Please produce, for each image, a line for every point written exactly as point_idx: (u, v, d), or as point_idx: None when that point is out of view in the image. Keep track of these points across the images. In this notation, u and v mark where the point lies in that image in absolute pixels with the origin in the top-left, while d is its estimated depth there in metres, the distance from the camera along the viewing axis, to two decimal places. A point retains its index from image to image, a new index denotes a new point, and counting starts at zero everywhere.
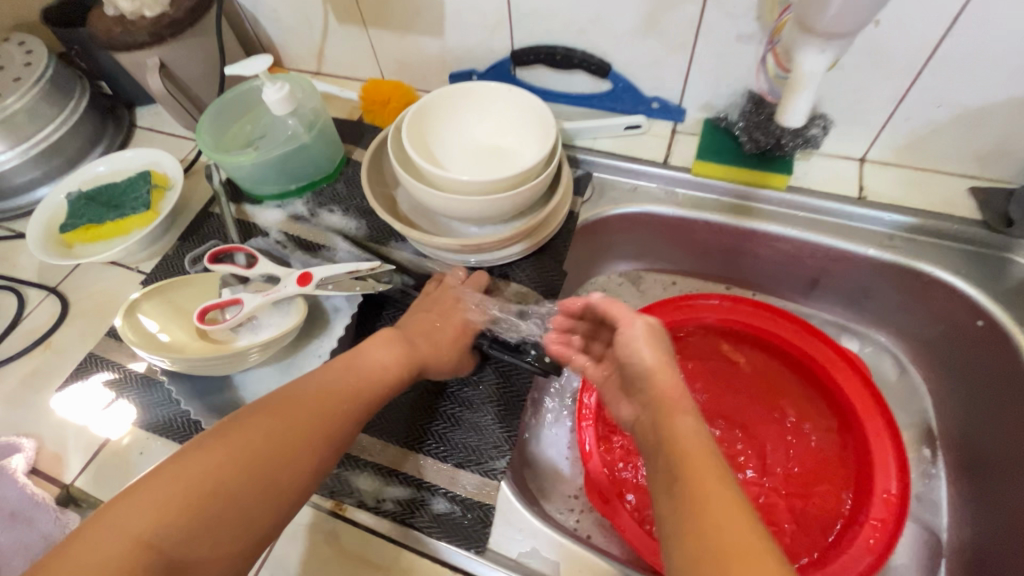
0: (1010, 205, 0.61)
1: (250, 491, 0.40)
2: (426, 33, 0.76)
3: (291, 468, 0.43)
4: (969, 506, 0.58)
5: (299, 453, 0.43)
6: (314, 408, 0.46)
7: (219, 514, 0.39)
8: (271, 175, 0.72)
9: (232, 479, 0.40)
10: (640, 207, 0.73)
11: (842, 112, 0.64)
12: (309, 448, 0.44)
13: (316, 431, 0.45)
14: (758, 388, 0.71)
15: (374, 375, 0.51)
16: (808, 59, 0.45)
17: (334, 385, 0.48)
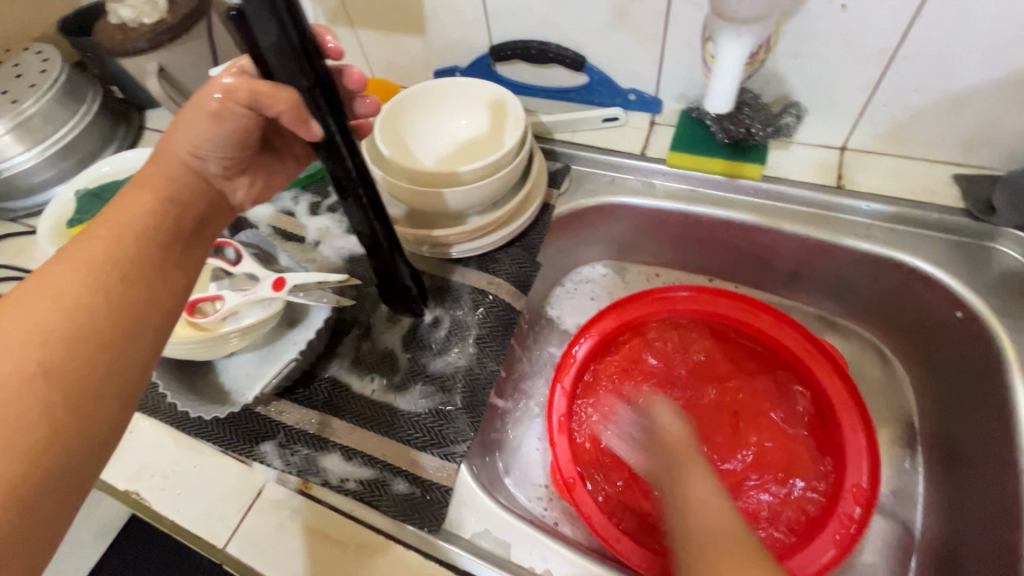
0: (992, 192, 0.59)
1: (43, 371, 0.34)
2: (409, 31, 0.79)
3: (88, 316, 0.37)
4: (943, 501, 0.57)
5: (83, 278, 0.37)
6: (62, 270, 0.37)
7: (43, 390, 0.33)
8: None
9: (24, 364, 0.33)
10: (616, 198, 0.73)
11: (818, 100, 0.63)
12: (96, 266, 0.38)
13: (99, 272, 0.38)
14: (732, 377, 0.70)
15: (134, 213, 0.42)
16: (726, 46, 0.46)
17: (119, 214, 0.42)
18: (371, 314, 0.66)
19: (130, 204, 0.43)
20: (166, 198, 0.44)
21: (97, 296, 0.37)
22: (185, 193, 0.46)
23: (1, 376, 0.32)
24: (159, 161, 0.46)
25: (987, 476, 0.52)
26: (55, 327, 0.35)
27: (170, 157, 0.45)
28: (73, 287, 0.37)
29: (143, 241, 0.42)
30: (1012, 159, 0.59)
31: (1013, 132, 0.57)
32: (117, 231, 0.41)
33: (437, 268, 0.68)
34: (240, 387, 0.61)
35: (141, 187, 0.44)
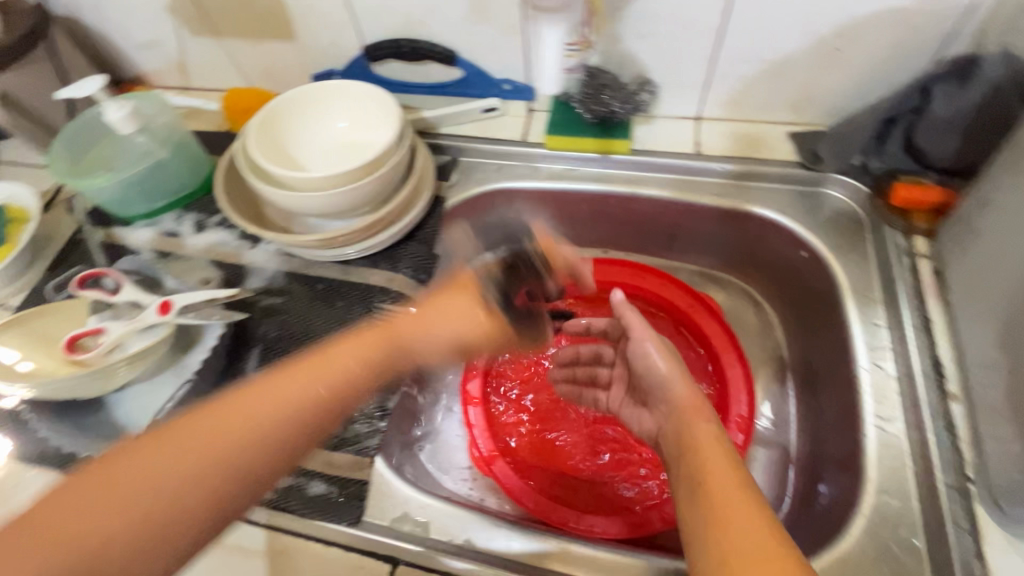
0: (818, 144, 0.67)
1: (172, 502, 0.37)
2: (279, 38, 0.78)
3: (258, 457, 0.40)
4: (808, 418, 0.64)
5: (277, 421, 0.41)
6: (252, 421, 0.40)
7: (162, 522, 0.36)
8: (133, 195, 0.72)
9: (153, 503, 0.36)
10: (504, 183, 0.76)
11: (667, 77, 0.69)
12: (300, 415, 0.42)
13: (279, 450, 0.41)
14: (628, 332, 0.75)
15: (336, 371, 0.45)
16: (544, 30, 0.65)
17: (287, 378, 0.43)
18: (271, 327, 0.65)
19: (312, 369, 0.44)
20: (327, 374, 0.45)
21: (278, 426, 0.41)
22: (338, 384, 0.45)
23: (97, 531, 0.34)
24: (366, 336, 0.49)
25: (837, 388, 0.59)
26: (191, 470, 0.38)
27: (389, 340, 0.50)
28: (254, 438, 0.40)
29: (327, 388, 0.44)
30: (832, 115, 0.68)
31: (827, 90, 0.66)
32: (313, 386, 0.44)
33: (336, 272, 0.69)
34: (134, 418, 0.59)
35: (302, 379, 0.44)
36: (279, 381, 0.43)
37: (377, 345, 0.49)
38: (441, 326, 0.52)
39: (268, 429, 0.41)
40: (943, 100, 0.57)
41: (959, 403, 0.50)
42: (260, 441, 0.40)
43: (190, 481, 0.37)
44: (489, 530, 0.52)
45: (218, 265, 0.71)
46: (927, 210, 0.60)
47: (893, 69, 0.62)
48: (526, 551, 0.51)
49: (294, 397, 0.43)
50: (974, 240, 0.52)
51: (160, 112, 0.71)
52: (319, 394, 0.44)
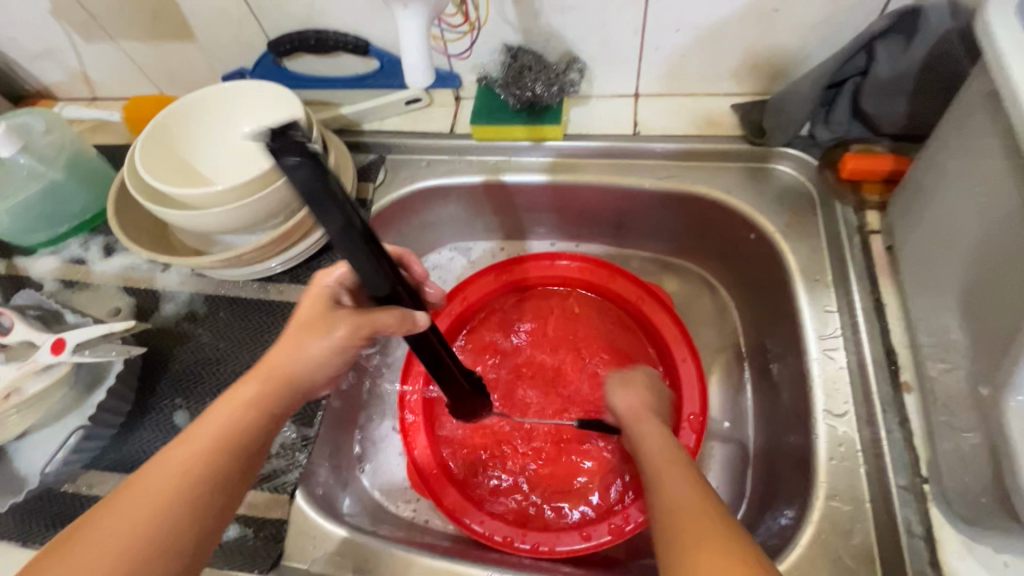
0: (762, 115, 0.62)
1: None
2: (178, 37, 0.71)
3: (177, 523, 0.35)
4: (764, 412, 0.60)
5: (192, 473, 0.36)
6: (151, 500, 0.35)
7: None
8: (29, 223, 0.66)
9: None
10: (433, 179, 0.70)
11: (596, 52, 0.64)
12: (225, 454, 0.38)
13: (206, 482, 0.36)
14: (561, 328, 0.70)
15: (226, 426, 0.39)
16: (399, 18, 0.50)
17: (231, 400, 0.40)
18: (184, 357, 0.61)
19: (220, 416, 0.39)
20: (273, 392, 0.41)
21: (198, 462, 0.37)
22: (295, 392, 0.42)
23: None
24: (262, 371, 0.42)
25: (788, 380, 0.55)
26: (112, 563, 0.32)
27: (275, 371, 0.42)
28: (163, 486, 0.35)
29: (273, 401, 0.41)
30: (777, 82, 0.63)
31: (770, 56, 0.60)
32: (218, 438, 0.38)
33: (253, 292, 0.64)
34: (32, 468, 0.54)
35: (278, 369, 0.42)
36: (217, 413, 0.39)
37: (256, 384, 0.41)
38: (311, 347, 0.42)
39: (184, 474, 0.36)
40: (888, 60, 0.51)
41: (913, 395, 0.46)
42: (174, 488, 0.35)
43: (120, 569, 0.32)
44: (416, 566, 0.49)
45: (129, 292, 0.65)
46: (879, 180, 0.56)
47: (838, 28, 0.56)
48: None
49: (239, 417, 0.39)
50: (925, 214, 0.47)
51: (50, 131, 0.65)
52: (259, 413, 0.40)
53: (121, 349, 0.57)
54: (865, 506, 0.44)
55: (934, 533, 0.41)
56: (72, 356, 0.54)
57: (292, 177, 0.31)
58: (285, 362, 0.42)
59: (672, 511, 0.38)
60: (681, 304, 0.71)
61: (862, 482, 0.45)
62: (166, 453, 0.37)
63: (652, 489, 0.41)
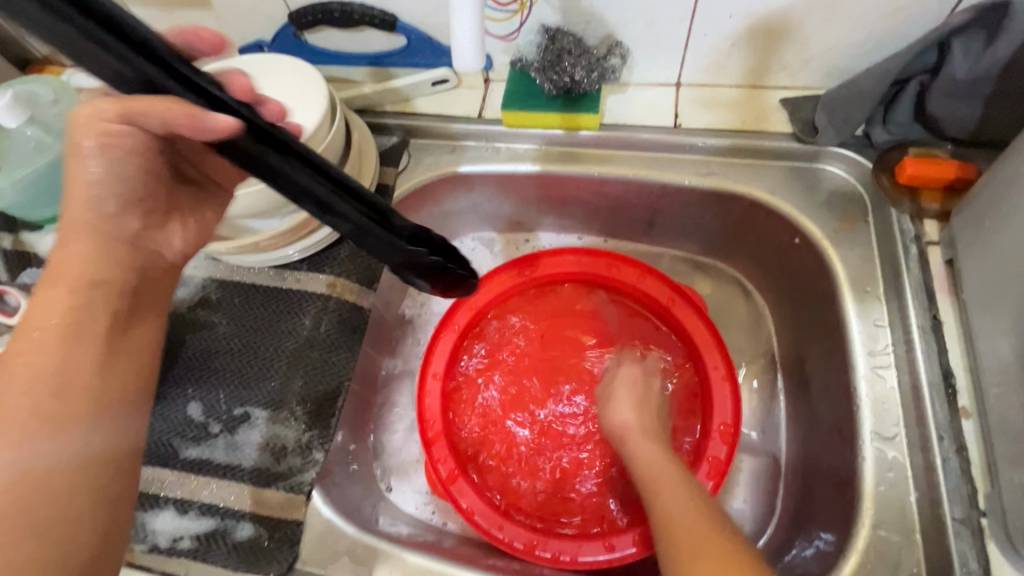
0: (815, 112, 0.58)
1: (15, 503, 0.36)
2: (193, 5, 0.67)
3: (21, 476, 0.36)
4: (799, 423, 0.58)
5: (27, 429, 0.37)
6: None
7: (43, 557, 0.36)
8: (36, 198, 0.63)
9: (26, 556, 0.35)
10: (459, 166, 0.67)
11: (639, 38, 0.60)
12: (39, 407, 0.38)
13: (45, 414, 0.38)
14: (570, 323, 0.68)
15: (56, 371, 0.39)
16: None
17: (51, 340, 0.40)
18: (194, 345, 0.58)
19: (49, 361, 0.39)
20: (76, 305, 0.41)
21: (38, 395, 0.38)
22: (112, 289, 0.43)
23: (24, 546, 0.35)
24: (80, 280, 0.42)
25: (830, 394, 0.53)
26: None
27: (90, 281, 0.41)
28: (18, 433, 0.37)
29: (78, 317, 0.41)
30: (832, 76, 0.59)
31: (828, 48, 0.56)
32: (59, 387, 0.39)
33: (268, 278, 0.61)
34: None
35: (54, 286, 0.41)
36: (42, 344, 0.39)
37: (65, 292, 0.41)
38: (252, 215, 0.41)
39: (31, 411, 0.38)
40: (965, 61, 0.47)
41: (972, 421, 0.43)
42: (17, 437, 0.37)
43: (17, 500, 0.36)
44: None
45: None
46: (940, 186, 0.52)
47: (908, 20, 0.52)
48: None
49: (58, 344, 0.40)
50: (994, 231, 0.44)
51: (58, 101, 0.62)
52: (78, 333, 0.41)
53: None
54: (913, 536, 0.42)
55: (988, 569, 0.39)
56: None
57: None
58: (256, 285, 0.41)
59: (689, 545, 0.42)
60: (714, 308, 0.68)
61: (910, 511, 0.43)
62: (37, 413, 0.38)
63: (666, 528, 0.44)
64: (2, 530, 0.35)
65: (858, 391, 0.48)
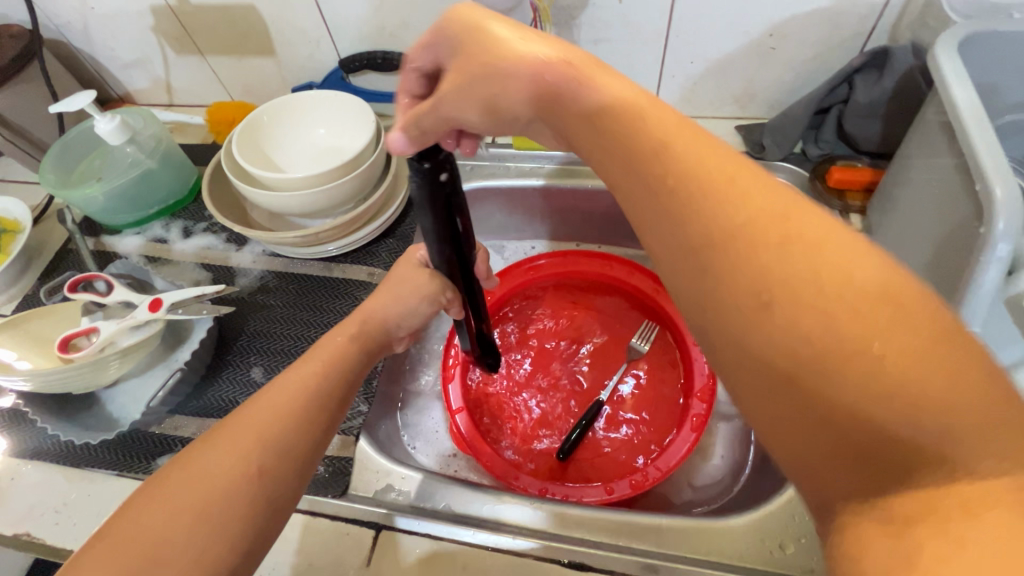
0: (762, 135, 0.73)
1: (259, 470, 0.41)
2: (260, 54, 0.82)
3: (286, 431, 0.44)
4: None
5: (294, 401, 0.46)
6: (269, 414, 0.44)
7: (247, 493, 0.40)
8: (122, 204, 0.75)
9: (223, 482, 0.40)
10: (476, 182, 0.81)
11: (621, 78, 0.75)
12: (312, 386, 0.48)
13: (303, 419, 0.45)
14: (573, 318, 0.80)
15: (329, 362, 0.51)
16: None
17: (312, 360, 0.50)
18: (256, 323, 0.69)
19: (320, 357, 0.51)
20: (357, 339, 0.54)
21: (309, 399, 0.47)
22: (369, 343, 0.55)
23: (165, 515, 0.38)
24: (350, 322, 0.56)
25: None
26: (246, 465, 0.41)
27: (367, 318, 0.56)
28: (267, 425, 0.44)
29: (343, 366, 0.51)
30: (773, 109, 0.74)
31: (768, 86, 0.72)
32: (321, 371, 0.50)
33: (318, 269, 0.73)
34: (128, 411, 0.61)
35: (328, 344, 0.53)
36: (308, 365, 0.50)
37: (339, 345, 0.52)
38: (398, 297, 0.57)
39: (301, 405, 0.46)
40: (867, 91, 0.63)
41: None
42: (272, 429, 0.44)
43: (259, 474, 0.41)
44: (466, 504, 0.55)
45: (207, 267, 0.74)
46: (860, 189, 0.66)
47: (825, 63, 0.68)
48: (498, 514, 0.54)
49: (324, 364, 0.50)
50: (895, 214, 0.58)
51: (149, 126, 0.75)
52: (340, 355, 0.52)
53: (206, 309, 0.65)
54: None
55: None
56: (164, 315, 0.62)
57: (415, 181, 0.41)
58: (375, 307, 0.57)
59: (754, 242, 0.26)
60: None
61: None
62: (277, 387, 0.47)
63: (699, 198, 0.28)
64: (261, 466, 0.42)
65: None
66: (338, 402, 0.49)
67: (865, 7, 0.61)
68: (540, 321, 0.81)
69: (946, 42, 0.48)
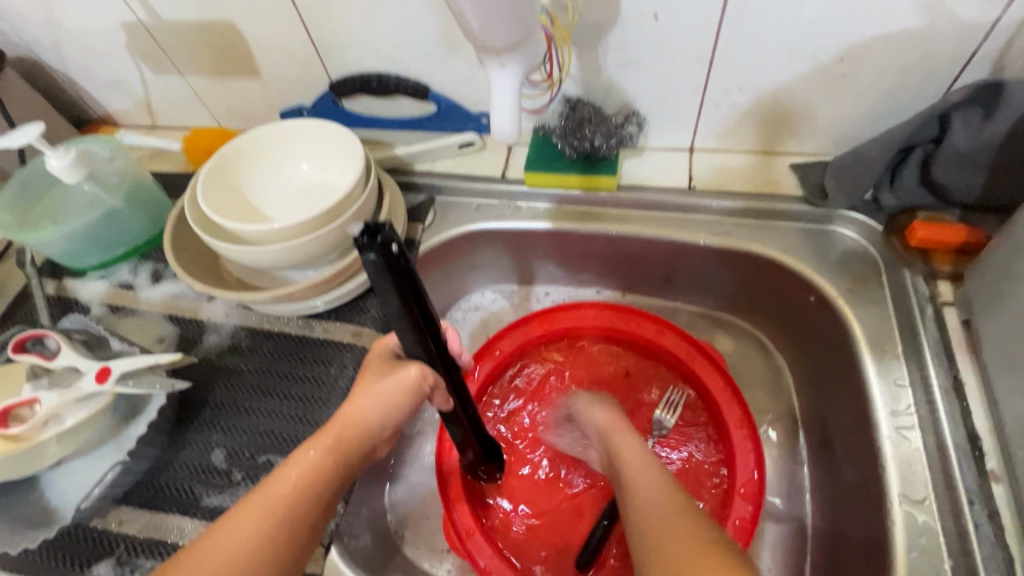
0: (824, 177, 0.61)
1: None
2: (242, 74, 0.73)
3: None
4: (823, 485, 0.57)
5: (254, 542, 0.38)
6: (223, 559, 0.37)
7: None
8: (84, 247, 0.66)
9: None
10: (481, 223, 0.70)
11: (654, 107, 0.64)
12: (281, 515, 0.40)
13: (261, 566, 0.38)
14: (596, 384, 0.69)
15: (308, 474, 0.42)
16: (495, 77, 0.44)
17: (284, 474, 0.42)
18: (223, 392, 0.59)
19: (298, 467, 0.43)
20: (345, 441, 0.45)
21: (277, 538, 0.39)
22: (359, 445, 0.46)
23: None
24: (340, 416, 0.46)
25: (854, 456, 0.52)
26: None
27: (357, 416, 0.46)
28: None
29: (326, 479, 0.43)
30: (837, 145, 0.62)
31: (833, 119, 0.60)
32: (295, 493, 0.41)
33: (297, 325, 0.63)
34: (64, 500, 0.52)
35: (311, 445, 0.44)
36: (281, 479, 0.42)
37: (322, 453, 0.44)
38: (378, 392, 0.46)
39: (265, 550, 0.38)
40: (968, 132, 0.50)
41: (1001, 486, 0.42)
42: None
43: None
44: None
45: (175, 319, 0.65)
46: (952, 251, 0.54)
47: (908, 94, 0.55)
48: None
49: (301, 481, 0.42)
50: (1007, 293, 0.45)
51: (114, 158, 0.67)
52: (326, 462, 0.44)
53: (163, 380, 0.56)
54: None
55: None
56: (115, 387, 0.53)
57: (367, 266, 0.34)
58: (356, 413, 0.46)
59: None
60: (734, 365, 0.68)
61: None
62: (238, 515, 0.40)
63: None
64: None
65: (883, 452, 0.47)
66: (311, 529, 0.42)
67: (969, 29, 0.49)
68: (553, 379, 0.70)
69: None
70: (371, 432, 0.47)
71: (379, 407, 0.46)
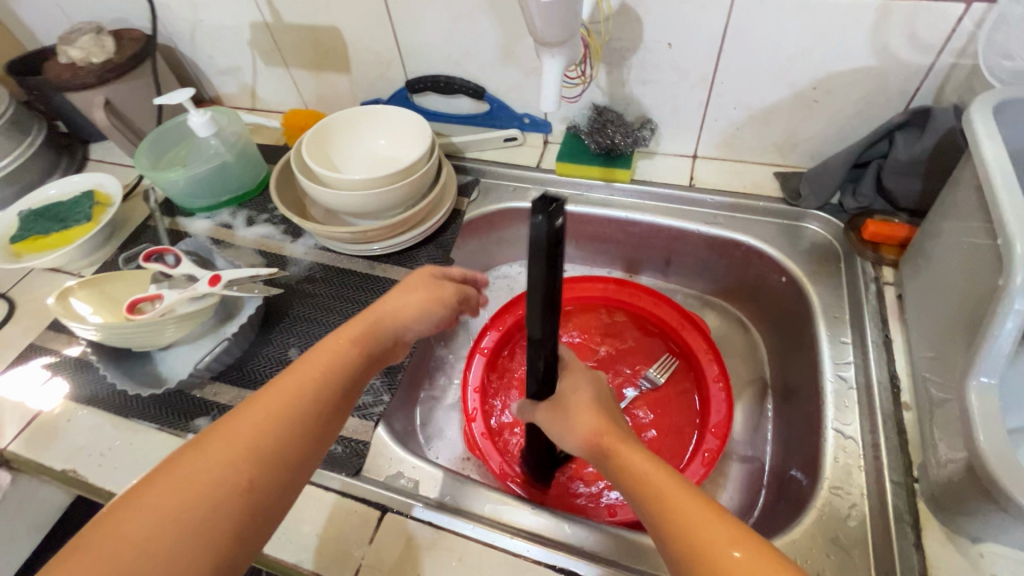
0: (800, 183, 0.75)
1: (252, 487, 0.41)
2: (337, 70, 0.91)
3: (281, 447, 0.44)
4: (781, 431, 0.68)
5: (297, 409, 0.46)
6: (267, 420, 0.44)
7: (234, 512, 0.40)
8: (200, 191, 0.83)
9: (209, 496, 0.39)
10: (516, 202, 0.85)
11: (666, 118, 0.79)
12: (316, 389, 0.48)
13: (299, 428, 0.46)
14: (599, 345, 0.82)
15: (336, 359, 0.51)
16: (546, 64, 0.61)
17: (315, 358, 0.51)
18: (300, 308, 0.74)
19: (328, 351, 0.51)
20: (368, 336, 0.54)
21: (312, 411, 0.47)
22: (380, 340, 0.56)
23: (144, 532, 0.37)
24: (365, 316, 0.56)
25: (805, 401, 0.64)
26: (233, 472, 0.41)
27: (380, 315, 0.57)
28: (260, 430, 0.44)
29: (348, 369, 0.51)
30: (813, 159, 0.76)
31: (810, 137, 0.74)
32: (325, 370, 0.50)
33: (361, 264, 0.78)
34: (174, 372, 0.67)
35: (336, 341, 0.53)
36: (311, 363, 0.50)
37: (352, 345, 0.53)
38: (406, 300, 0.58)
39: (304, 418, 0.46)
40: (909, 147, 0.63)
41: (910, 412, 0.54)
42: (263, 437, 0.43)
43: (254, 482, 0.42)
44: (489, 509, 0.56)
45: (264, 252, 0.81)
46: (897, 244, 0.66)
47: (868, 119, 0.69)
48: (519, 522, 0.55)
49: (332, 365, 0.50)
50: (928, 266, 0.58)
51: (233, 123, 0.84)
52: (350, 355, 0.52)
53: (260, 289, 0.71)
54: (866, 499, 0.52)
55: (921, 525, 0.48)
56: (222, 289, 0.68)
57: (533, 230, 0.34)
58: (383, 312, 0.57)
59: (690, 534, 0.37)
60: (719, 339, 0.81)
61: (871, 481, 0.52)
62: (284, 381, 0.48)
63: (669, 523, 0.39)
64: (249, 486, 0.41)
65: (824, 389, 0.59)
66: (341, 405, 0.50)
67: (911, 69, 0.63)
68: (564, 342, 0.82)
69: (980, 103, 0.50)
70: (398, 330, 0.57)
71: (404, 308, 0.58)
